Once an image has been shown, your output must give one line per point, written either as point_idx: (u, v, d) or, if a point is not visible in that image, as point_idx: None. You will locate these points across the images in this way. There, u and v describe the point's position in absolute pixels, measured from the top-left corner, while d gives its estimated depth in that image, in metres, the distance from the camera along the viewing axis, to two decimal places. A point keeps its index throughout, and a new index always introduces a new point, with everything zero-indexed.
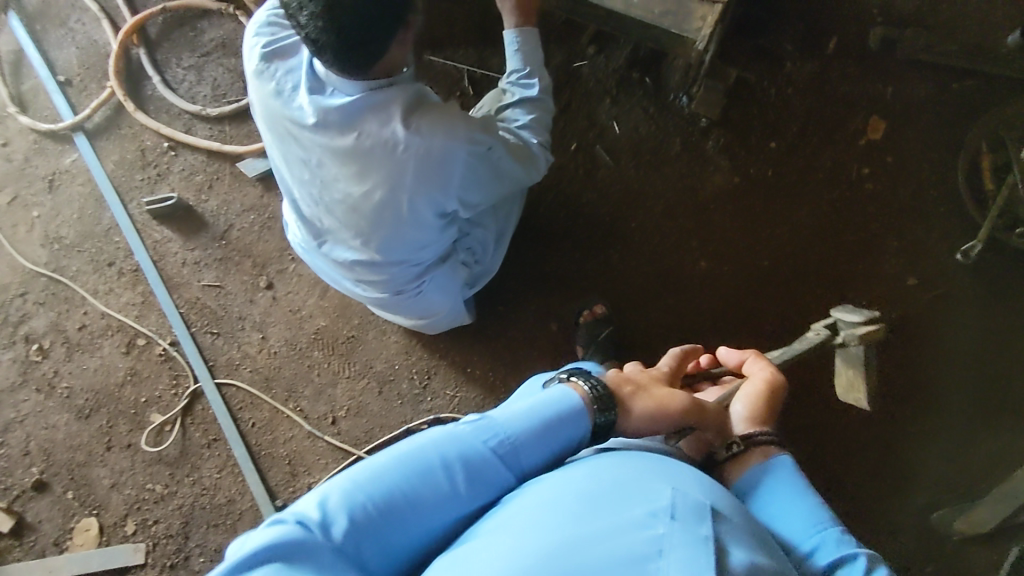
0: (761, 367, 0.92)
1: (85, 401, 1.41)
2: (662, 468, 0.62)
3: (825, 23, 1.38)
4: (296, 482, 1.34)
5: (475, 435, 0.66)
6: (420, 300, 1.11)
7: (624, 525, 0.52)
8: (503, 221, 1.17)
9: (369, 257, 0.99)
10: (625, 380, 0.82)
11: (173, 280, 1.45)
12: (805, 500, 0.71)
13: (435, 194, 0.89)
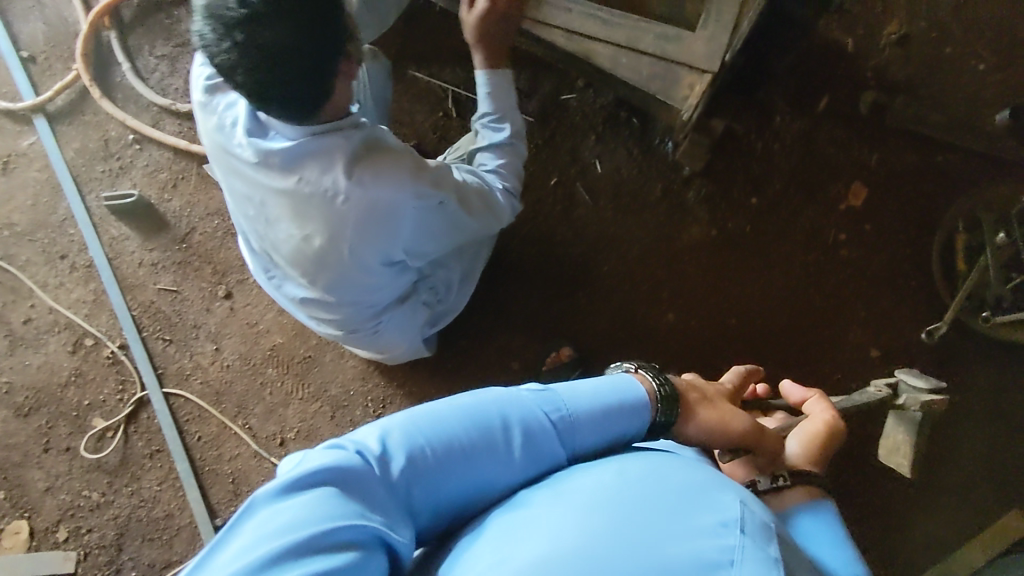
0: (822, 408, 0.92)
1: (26, 399, 1.36)
2: (728, 479, 0.62)
3: (820, 82, 1.35)
4: (238, 503, 1.31)
5: (536, 403, 0.67)
6: (376, 338, 1.06)
7: (695, 529, 0.52)
8: (471, 255, 1.13)
9: (320, 296, 0.94)
10: (693, 389, 0.85)
11: (127, 281, 1.40)
12: (842, 550, 0.70)
13: (384, 243, 0.84)
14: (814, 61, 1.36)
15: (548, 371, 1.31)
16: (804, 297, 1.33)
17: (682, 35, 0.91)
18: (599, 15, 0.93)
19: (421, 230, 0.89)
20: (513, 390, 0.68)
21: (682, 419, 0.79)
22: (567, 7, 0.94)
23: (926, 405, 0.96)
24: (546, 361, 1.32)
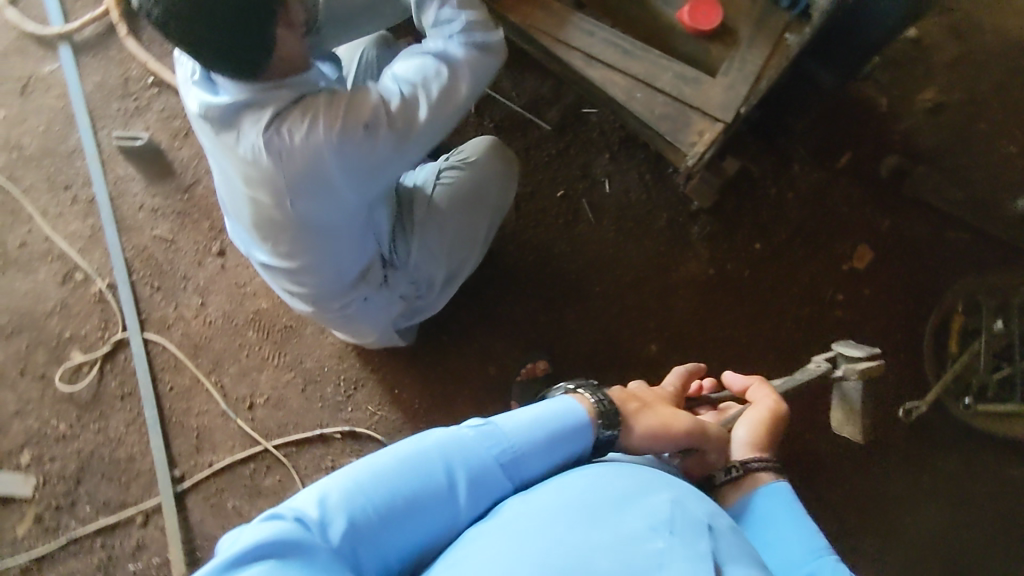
0: (767, 395, 0.87)
1: (10, 321, 1.38)
2: (671, 480, 0.61)
3: (843, 138, 1.34)
4: (198, 458, 1.33)
5: (479, 441, 0.63)
6: (346, 313, 1.01)
7: (624, 538, 0.51)
8: (458, 244, 1.07)
9: (282, 267, 0.89)
10: (630, 396, 0.77)
11: (125, 222, 1.41)
12: (801, 522, 0.70)
13: (328, 211, 0.78)
14: (841, 116, 1.35)
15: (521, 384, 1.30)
16: (790, 350, 1.31)
17: (701, 78, 0.91)
18: (621, 46, 0.93)
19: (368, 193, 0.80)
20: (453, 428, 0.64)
21: (628, 431, 0.73)
22: (592, 33, 0.94)
23: (864, 374, 0.84)
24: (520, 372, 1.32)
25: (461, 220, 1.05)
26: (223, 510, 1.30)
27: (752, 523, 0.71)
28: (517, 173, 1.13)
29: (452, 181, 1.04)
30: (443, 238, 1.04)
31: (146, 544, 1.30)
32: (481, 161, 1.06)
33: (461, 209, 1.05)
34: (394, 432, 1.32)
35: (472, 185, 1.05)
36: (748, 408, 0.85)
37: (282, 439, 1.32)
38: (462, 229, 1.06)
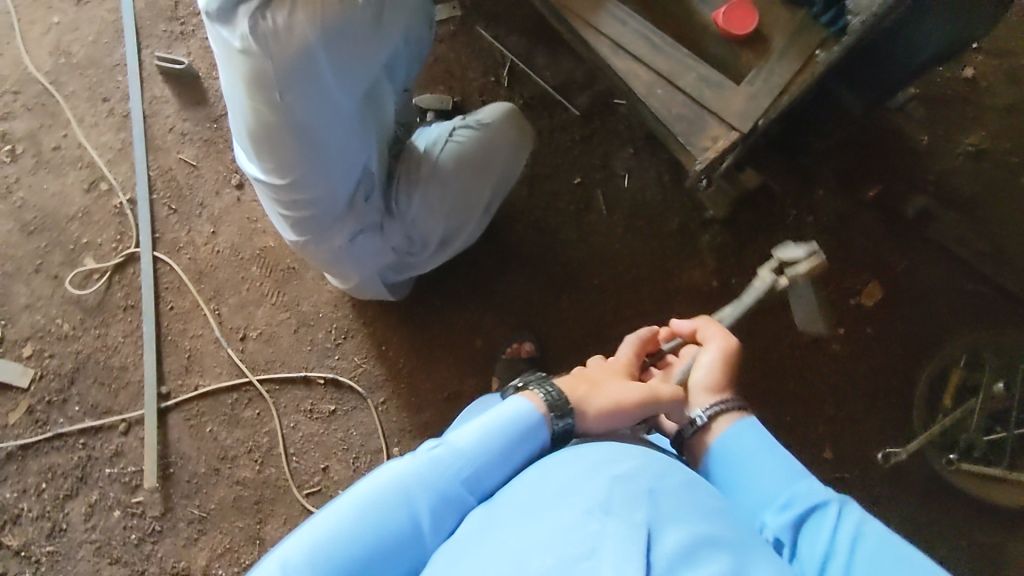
0: (719, 332, 0.82)
1: (33, 218, 1.44)
2: (622, 453, 0.61)
3: (874, 170, 1.30)
4: (186, 378, 1.38)
5: (432, 466, 0.61)
6: (337, 246, 0.97)
7: (559, 530, 0.50)
8: (460, 201, 1.09)
9: (275, 190, 0.83)
10: (579, 380, 0.74)
11: (154, 142, 1.45)
12: (772, 453, 0.70)
13: (320, 114, 0.73)
14: (877, 147, 1.31)
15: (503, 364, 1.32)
16: (777, 374, 1.30)
17: (725, 84, 0.88)
18: (649, 38, 0.91)
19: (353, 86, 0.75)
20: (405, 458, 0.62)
21: (581, 416, 0.70)
22: (623, 21, 0.91)
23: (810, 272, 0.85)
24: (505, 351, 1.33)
25: (465, 181, 1.07)
26: (201, 432, 1.36)
27: (729, 465, 0.71)
28: (525, 141, 1.15)
29: (463, 140, 1.06)
30: (444, 196, 1.05)
31: (124, 451, 1.35)
32: (495, 125, 1.08)
33: (468, 170, 1.06)
34: (374, 386, 1.36)
35: (482, 147, 1.07)
36: (703, 354, 0.81)
37: (266, 375, 1.37)
38: (464, 190, 1.08)
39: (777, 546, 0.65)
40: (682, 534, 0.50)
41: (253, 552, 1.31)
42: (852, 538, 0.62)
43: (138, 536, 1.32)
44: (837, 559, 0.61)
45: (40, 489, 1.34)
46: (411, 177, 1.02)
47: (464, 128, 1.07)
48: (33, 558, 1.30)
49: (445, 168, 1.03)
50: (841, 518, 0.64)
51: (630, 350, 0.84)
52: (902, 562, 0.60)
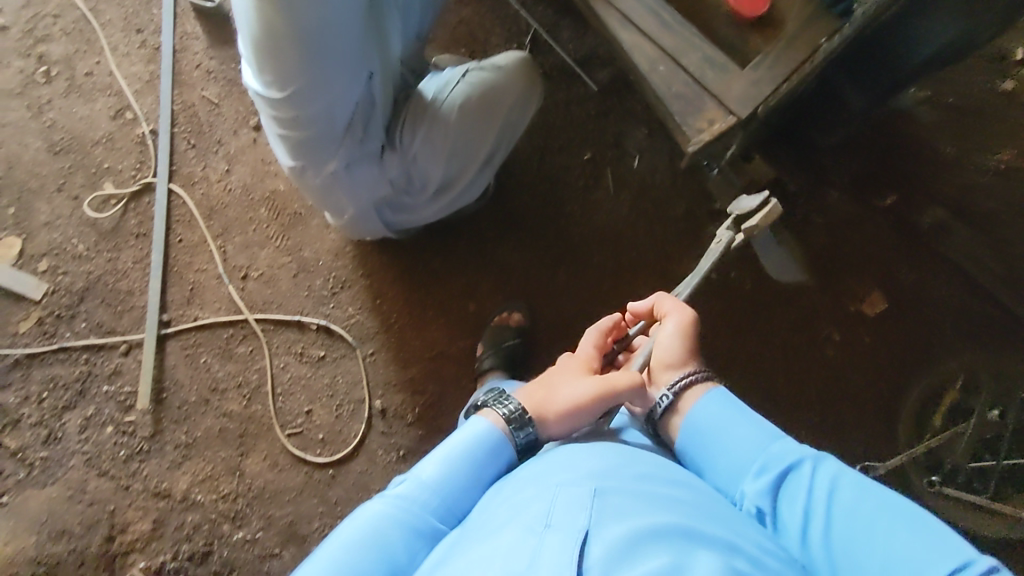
0: (676, 305, 0.83)
1: (61, 139, 1.49)
2: (574, 459, 0.65)
3: (887, 178, 1.27)
4: (186, 309, 1.42)
5: (406, 500, 0.65)
6: (334, 173, 0.98)
7: (507, 548, 0.53)
8: (463, 142, 1.09)
9: (273, 108, 0.84)
10: (538, 390, 0.79)
11: (180, 77, 1.51)
12: (744, 419, 0.72)
13: (323, 25, 0.73)
14: (899, 152, 1.26)
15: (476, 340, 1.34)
16: (765, 373, 1.28)
17: (729, 66, 0.86)
18: (660, 15, 0.89)
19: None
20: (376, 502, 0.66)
21: (542, 422, 0.75)
22: None
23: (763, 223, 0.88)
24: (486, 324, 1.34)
25: (472, 123, 1.06)
26: (196, 362, 1.41)
27: (703, 440, 0.72)
28: (535, 93, 1.16)
29: (477, 80, 1.04)
30: (449, 136, 1.04)
31: (122, 372, 1.40)
32: (509, 70, 1.08)
33: (477, 113, 1.06)
34: (365, 337, 1.40)
35: (493, 89, 1.05)
36: (660, 331, 0.81)
37: (262, 314, 1.41)
38: (470, 132, 1.07)
39: (760, 514, 0.65)
40: (622, 529, 0.53)
41: (232, 483, 1.36)
42: (829, 490, 0.62)
43: (127, 453, 1.37)
44: (818, 514, 0.61)
45: (41, 397, 1.39)
46: (418, 114, 1.01)
47: (478, 70, 1.05)
48: (28, 461, 1.36)
49: (456, 109, 1.02)
50: (816, 474, 0.64)
51: (592, 341, 0.85)
52: (882, 504, 0.60)
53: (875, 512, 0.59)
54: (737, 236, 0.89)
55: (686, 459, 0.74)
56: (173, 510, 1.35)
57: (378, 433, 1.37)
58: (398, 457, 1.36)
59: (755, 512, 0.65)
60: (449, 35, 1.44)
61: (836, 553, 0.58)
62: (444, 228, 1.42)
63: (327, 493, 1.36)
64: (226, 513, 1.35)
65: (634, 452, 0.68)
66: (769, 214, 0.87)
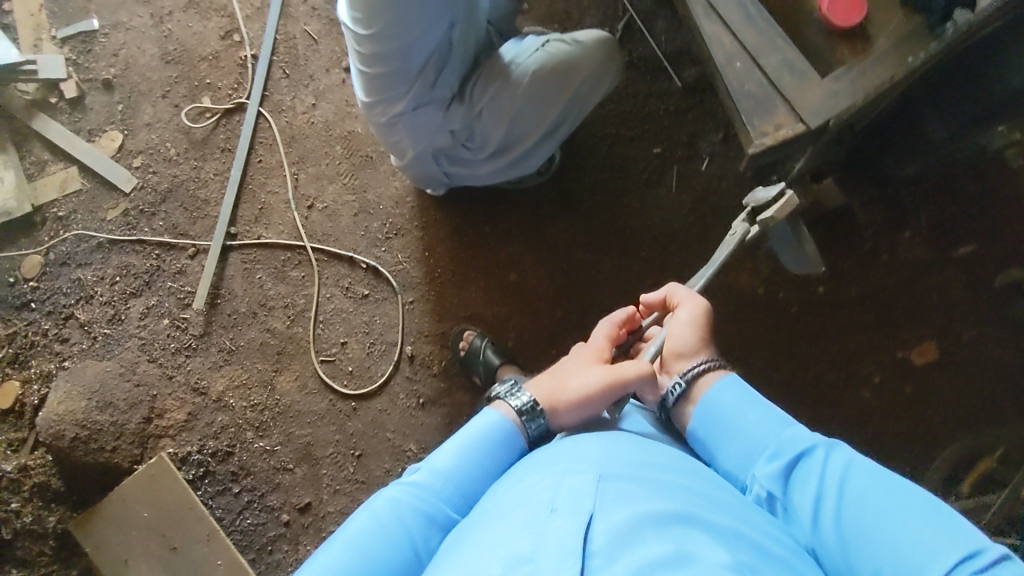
0: (689, 294, 0.82)
1: (174, 50, 1.61)
2: (581, 447, 0.59)
3: (965, 228, 1.28)
4: (253, 226, 1.52)
5: (420, 487, 0.64)
6: (404, 115, 1.04)
7: (509, 534, 0.48)
8: (531, 108, 1.10)
9: (361, 46, 0.91)
10: (551, 381, 0.75)
11: (288, 9, 1.60)
12: (757, 406, 0.69)
13: None
14: (980, 207, 1.28)
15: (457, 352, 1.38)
16: (793, 400, 1.27)
17: (808, 74, 0.85)
18: (747, 10, 0.90)
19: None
20: (391, 488, 0.65)
21: (556, 412, 0.72)
22: None
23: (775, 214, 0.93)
24: (457, 343, 1.39)
25: (542, 90, 1.07)
26: (251, 277, 1.50)
27: (716, 424, 0.70)
28: (612, 73, 1.17)
29: (554, 50, 1.07)
30: (515, 102, 1.06)
31: (186, 271, 1.51)
32: (588, 45, 1.10)
33: (549, 82, 1.07)
34: (407, 285, 1.46)
35: (569, 60, 1.07)
36: (675, 322, 0.79)
37: (319, 244, 1.49)
38: (538, 100, 1.09)
39: (770, 500, 0.63)
40: (627, 513, 0.48)
41: (262, 395, 1.45)
42: (841, 475, 0.60)
43: (176, 346, 1.48)
44: (828, 500, 0.59)
45: (114, 280, 1.52)
46: (492, 71, 1.04)
47: (558, 41, 1.08)
48: (92, 334, 1.49)
49: (529, 75, 1.04)
50: (828, 459, 0.62)
51: (604, 331, 0.83)
52: (894, 492, 0.57)
53: (886, 498, 0.57)
54: (752, 228, 0.97)
55: (696, 444, 0.72)
56: (207, 407, 1.46)
57: (403, 377, 1.43)
58: (417, 404, 1.42)
59: (766, 497, 0.63)
60: (545, 9, 1.48)
61: (845, 538, 0.56)
62: (504, 195, 1.45)
63: (345, 423, 1.43)
64: (251, 421, 1.44)
65: (636, 442, 0.62)
66: (784, 206, 0.93)
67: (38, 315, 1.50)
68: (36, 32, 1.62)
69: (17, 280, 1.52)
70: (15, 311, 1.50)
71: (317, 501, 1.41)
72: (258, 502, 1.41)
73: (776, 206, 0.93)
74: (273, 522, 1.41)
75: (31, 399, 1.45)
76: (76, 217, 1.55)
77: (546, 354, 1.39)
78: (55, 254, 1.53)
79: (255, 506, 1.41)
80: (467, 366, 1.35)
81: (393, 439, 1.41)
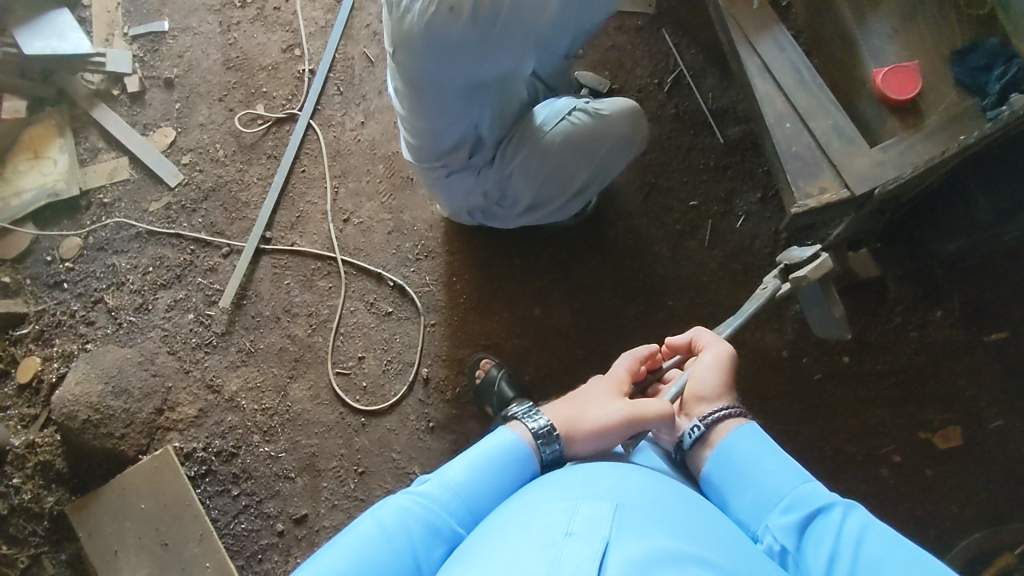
0: (716, 339, 0.81)
1: (236, 57, 1.67)
2: (598, 476, 0.59)
3: (998, 316, 1.27)
4: (288, 232, 1.55)
5: (427, 498, 0.64)
6: (441, 181, 1.14)
7: (520, 555, 0.47)
8: (559, 172, 1.14)
9: (405, 129, 1.03)
10: (569, 408, 0.74)
11: (350, 31, 1.66)
12: (776, 457, 0.68)
13: (437, 88, 0.87)
14: (1015, 295, 1.27)
15: (473, 379, 1.38)
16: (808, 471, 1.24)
17: (857, 141, 0.89)
18: (801, 75, 0.94)
19: (458, 74, 0.85)
20: (397, 497, 0.64)
21: (571, 439, 0.71)
22: (782, 49, 0.96)
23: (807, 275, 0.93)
24: (473, 371, 1.39)
25: (569, 156, 1.12)
26: (280, 282, 1.52)
27: (731, 471, 0.68)
28: (637, 139, 1.21)
29: (578, 122, 1.10)
30: (545, 163, 1.10)
31: (217, 270, 1.54)
32: (610, 118, 1.13)
33: (574, 148, 1.11)
34: (431, 308, 1.47)
35: (593, 133, 1.12)
36: (699, 368, 0.78)
37: (350, 258, 1.51)
38: (566, 163, 1.13)
39: (782, 553, 0.61)
40: (643, 546, 0.47)
41: (274, 400, 1.45)
42: (858, 537, 0.59)
43: (197, 342, 1.50)
44: (844, 560, 0.57)
45: (147, 270, 1.55)
46: (523, 136, 1.08)
47: (583, 111, 1.12)
48: (118, 320, 1.51)
49: (556, 140, 1.09)
50: (846, 520, 0.60)
51: (625, 365, 0.82)
52: (912, 560, 0.55)
53: (904, 564, 0.55)
54: (783, 284, 0.98)
55: (709, 488, 0.70)
56: (218, 406, 1.46)
57: (416, 399, 1.43)
58: (426, 428, 1.41)
59: (778, 550, 0.62)
60: (598, 56, 1.52)
61: None
62: (537, 231, 1.46)
63: (352, 438, 1.42)
64: (260, 425, 1.44)
65: (649, 475, 0.61)
66: (819, 267, 0.93)
67: (68, 296, 1.53)
68: (110, 28, 1.70)
69: (54, 259, 1.55)
70: (47, 289, 1.54)
71: (313, 514, 1.39)
72: (254, 508, 1.40)
73: (809, 267, 0.94)
74: (267, 530, 1.39)
75: (49, 377, 1.47)
76: (119, 206, 1.59)
77: (561, 393, 1.39)
78: (94, 239, 1.57)
79: (252, 511, 1.40)
80: (481, 396, 1.35)
81: (398, 461, 1.40)
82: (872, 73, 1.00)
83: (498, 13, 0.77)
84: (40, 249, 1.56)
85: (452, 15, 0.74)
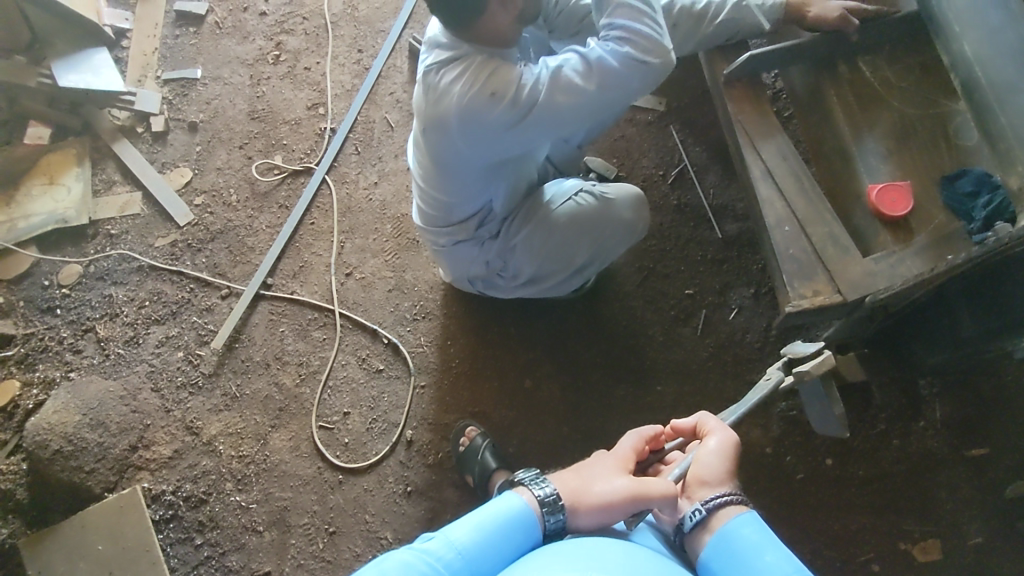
0: (720, 425, 0.81)
1: (261, 109, 1.74)
2: (604, 551, 0.59)
3: (979, 432, 1.29)
4: (290, 280, 1.57)
5: (432, 554, 0.65)
6: (447, 250, 1.20)
7: None
8: (560, 252, 1.17)
9: (420, 197, 1.11)
10: (575, 480, 0.76)
11: (374, 96, 1.74)
12: (775, 550, 0.67)
13: (457, 163, 0.95)
14: (995, 414, 1.29)
15: (456, 447, 1.36)
16: None
17: (850, 251, 0.95)
18: (801, 182, 1.00)
19: (487, 154, 0.93)
20: (403, 551, 0.65)
21: (575, 510, 0.73)
22: (784, 157, 1.02)
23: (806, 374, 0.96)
24: (458, 437, 1.37)
25: (571, 236, 1.16)
26: (275, 328, 1.52)
27: (729, 559, 0.68)
28: (641, 231, 1.24)
29: (584, 204, 1.15)
30: (547, 241, 1.15)
31: (213, 310, 1.55)
32: (615, 205, 1.17)
33: (577, 228, 1.15)
34: (422, 369, 1.47)
35: (596, 217, 1.16)
36: (704, 450, 0.78)
37: (347, 312, 1.53)
38: (570, 242, 1.16)
39: None
40: None
41: (253, 447, 1.43)
42: None
43: (183, 381, 1.48)
44: None
45: (143, 304, 1.55)
46: (529, 214, 1.14)
47: (590, 194, 1.16)
48: (106, 351, 1.50)
49: (561, 220, 1.13)
50: None
51: (631, 443, 0.83)
52: None
53: None
54: (786, 376, 1.00)
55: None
56: (194, 448, 1.43)
57: (396, 461, 1.41)
58: (402, 492, 1.38)
59: None
60: (609, 145, 1.61)
61: None
62: (536, 304, 1.49)
63: (327, 496, 1.39)
64: (234, 472, 1.41)
65: (654, 556, 0.62)
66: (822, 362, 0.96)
67: (59, 322, 1.53)
68: (144, 70, 1.77)
69: (52, 284, 1.56)
70: (40, 313, 1.53)
71: (276, 572, 1.34)
72: (215, 560, 1.35)
73: (812, 362, 0.98)
74: None
75: (26, 402, 1.44)
76: (126, 238, 1.61)
77: (544, 469, 1.38)
78: (95, 268, 1.58)
79: (212, 563, 1.35)
80: (463, 464, 1.33)
81: (370, 523, 1.37)
82: (867, 188, 1.06)
83: (533, 103, 0.86)
84: (39, 273, 1.57)
85: (491, 99, 0.85)
